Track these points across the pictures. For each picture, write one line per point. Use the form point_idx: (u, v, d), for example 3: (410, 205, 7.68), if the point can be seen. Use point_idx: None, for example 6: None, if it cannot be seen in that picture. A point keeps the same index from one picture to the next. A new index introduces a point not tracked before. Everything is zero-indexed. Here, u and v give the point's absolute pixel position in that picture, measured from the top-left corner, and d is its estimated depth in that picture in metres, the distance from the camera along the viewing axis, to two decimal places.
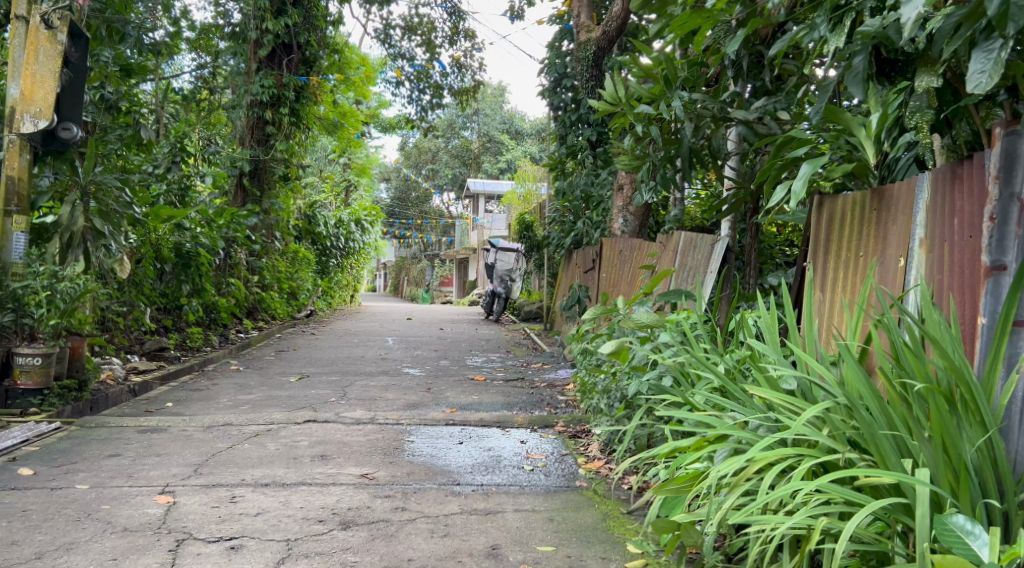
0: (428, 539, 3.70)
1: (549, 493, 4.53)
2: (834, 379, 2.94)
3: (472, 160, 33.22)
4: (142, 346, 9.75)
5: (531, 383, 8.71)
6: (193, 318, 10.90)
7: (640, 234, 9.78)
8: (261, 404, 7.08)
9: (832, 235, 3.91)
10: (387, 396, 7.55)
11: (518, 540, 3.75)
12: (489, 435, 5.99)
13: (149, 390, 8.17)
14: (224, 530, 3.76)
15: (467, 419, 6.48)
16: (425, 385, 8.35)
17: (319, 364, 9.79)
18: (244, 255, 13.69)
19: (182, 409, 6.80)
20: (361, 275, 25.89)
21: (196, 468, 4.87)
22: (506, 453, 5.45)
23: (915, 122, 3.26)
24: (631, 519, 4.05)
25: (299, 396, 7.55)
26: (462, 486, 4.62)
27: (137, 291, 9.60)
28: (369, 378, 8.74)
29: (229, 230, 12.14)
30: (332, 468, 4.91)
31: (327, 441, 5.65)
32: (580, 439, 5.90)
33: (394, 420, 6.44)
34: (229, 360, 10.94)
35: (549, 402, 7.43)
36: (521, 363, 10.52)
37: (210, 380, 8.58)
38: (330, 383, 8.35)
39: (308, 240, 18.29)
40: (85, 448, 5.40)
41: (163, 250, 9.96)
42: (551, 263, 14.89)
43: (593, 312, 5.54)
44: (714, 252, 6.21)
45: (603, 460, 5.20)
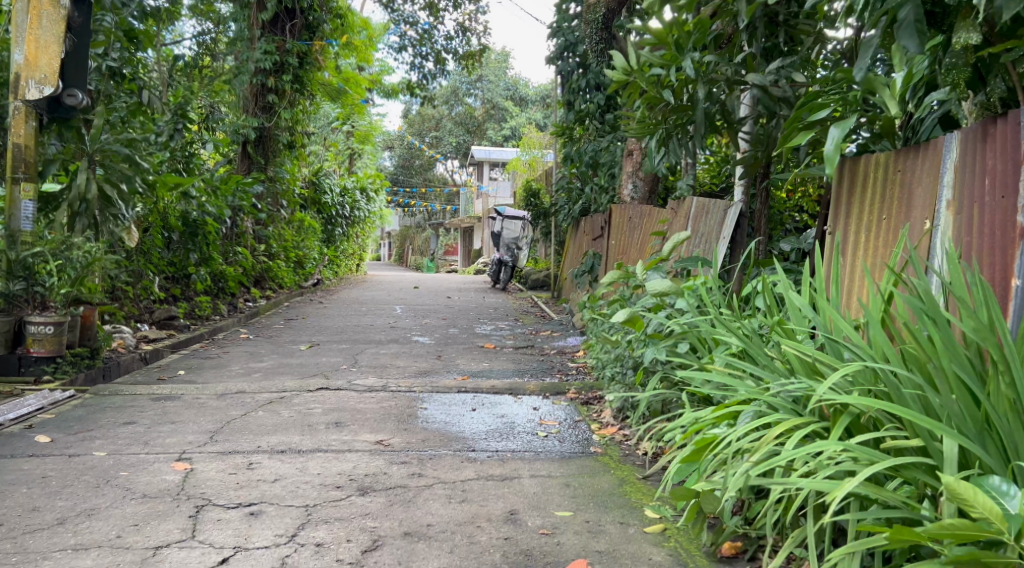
0: (446, 505, 3.71)
1: (564, 459, 4.53)
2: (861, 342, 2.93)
3: (476, 127, 33.66)
4: (152, 315, 9.76)
5: (541, 350, 8.73)
6: (201, 286, 10.91)
7: (650, 200, 9.77)
8: (273, 372, 7.10)
9: (854, 198, 3.89)
10: (398, 364, 7.57)
11: (536, 505, 3.76)
12: (502, 402, 6.00)
13: (160, 358, 8.20)
14: (243, 496, 3.77)
15: (479, 386, 6.49)
16: (435, 353, 8.37)
17: (328, 332, 9.82)
18: (250, 224, 13.68)
19: (194, 377, 6.82)
20: (366, 243, 25.91)
21: (212, 435, 4.89)
22: (519, 420, 5.46)
23: (953, 80, 3.23)
24: (648, 484, 4.05)
25: (310, 364, 7.57)
26: (477, 452, 4.63)
27: (145, 260, 9.61)
28: (378, 346, 8.76)
29: (233, 198, 12.12)
30: (347, 435, 4.92)
31: (340, 408, 5.67)
32: (592, 406, 5.91)
33: (406, 387, 6.46)
34: (238, 328, 10.97)
35: (560, 369, 7.45)
36: (529, 330, 10.53)
37: (221, 348, 8.61)
38: (340, 351, 8.37)
39: (313, 209, 18.26)
40: (100, 415, 5.42)
41: (170, 219, 9.98)
42: (558, 230, 14.87)
43: (610, 278, 5.55)
44: (727, 217, 6.20)
45: (617, 426, 5.20)
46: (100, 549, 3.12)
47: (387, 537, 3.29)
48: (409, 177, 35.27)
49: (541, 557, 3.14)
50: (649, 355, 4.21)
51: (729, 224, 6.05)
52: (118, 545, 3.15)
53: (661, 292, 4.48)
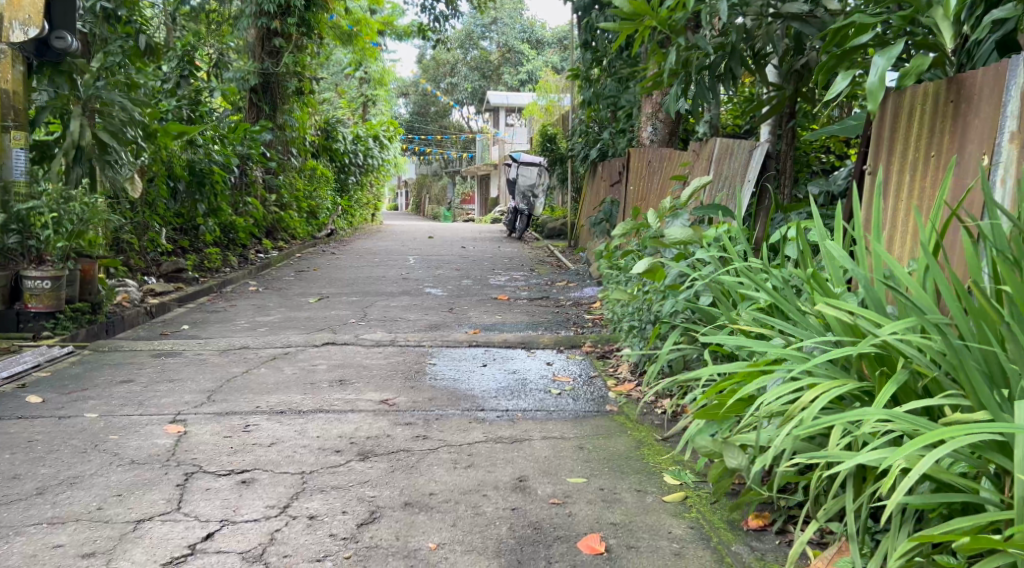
0: (451, 471, 3.48)
1: (578, 419, 4.28)
2: (912, 293, 2.63)
3: (492, 72, 33.12)
4: (159, 268, 9.55)
5: (556, 302, 8.46)
6: (210, 238, 10.69)
7: (671, 143, 9.41)
8: (279, 327, 6.88)
9: (899, 131, 3.55)
10: (408, 317, 7.33)
11: (547, 470, 3.51)
12: (515, 357, 5.75)
13: (166, 312, 8.00)
14: (236, 462, 3.55)
15: (491, 340, 6.25)
16: (447, 305, 8.12)
17: (339, 284, 9.59)
18: (260, 173, 13.40)
19: (198, 332, 6.61)
20: (382, 192, 25.62)
21: (209, 395, 4.67)
22: (532, 376, 5.22)
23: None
24: (666, 446, 3.81)
25: (318, 317, 7.34)
26: (487, 412, 4.39)
27: (150, 211, 9.41)
28: (389, 298, 8.51)
29: (240, 145, 11.88)
30: (351, 394, 4.69)
31: (346, 365, 5.44)
32: (609, 359, 5.65)
33: (416, 342, 6.22)
34: (248, 280, 10.76)
35: (576, 321, 7.19)
36: (545, 280, 10.26)
37: (228, 301, 8.40)
38: (349, 303, 8.14)
39: (325, 157, 17.95)
40: (96, 374, 5.21)
41: (175, 168, 9.73)
42: (575, 177, 14.48)
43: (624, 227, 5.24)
44: (753, 159, 5.96)
45: (635, 382, 4.94)
46: (77, 522, 2.91)
47: (386, 508, 3.06)
48: (424, 124, 34.89)
49: (552, 530, 2.90)
50: (668, 310, 3.90)
51: (754, 166, 5.84)
52: (97, 518, 2.94)
53: (681, 238, 4.15)
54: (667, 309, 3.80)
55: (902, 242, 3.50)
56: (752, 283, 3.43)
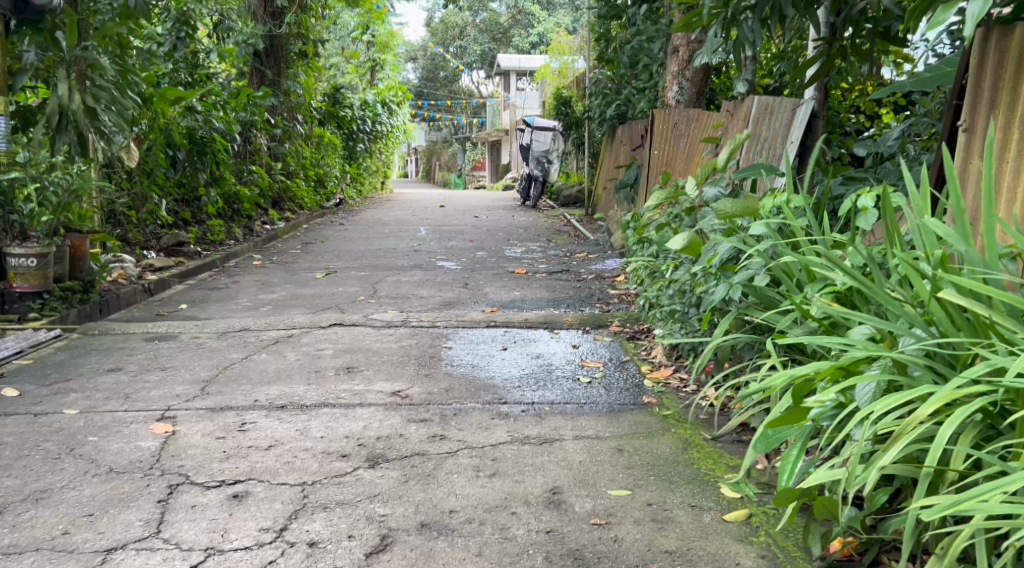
0: (473, 481, 3.04)
1: (613, 414, 3.83)
2: None
3: (502, 34, 32.58)
4: (159, 241, 9.11)
5: (577, 275, 7.98)
6: (213, 209, 10.22)
7: (698, 103, 8.91)
8: (283, 305, 6.44)
9: (1004, 78, 3.12)
10: (421, 294, 6.87)
11: (584, 479, 3.06)
12: (538, 339, 5.29)
13: (166, 288, 7.57)
14: (228, 471, 3.12)
15: (510, 320, 5.79)
16: (462, 280, 7.66)
17: (347, 257, 9.13)
18: (264, 140, 12.93)
19: (196, 312, 6.16)
20: (392, 159, 25.12)
21: (203, 386, 4.23)
22: (557, 361, 4.77)
23: None
24: (718, 448, 3.36)
25: (325, 295, 6.89)
26: (511, 405, 3.94)
27: (149, 182, 8.96)
28: (400, 273, 8.06)
29: (243, 112, 11.43)
30: (360, 384, 4.25)
31: (354, 349, 5.00)
32: (641, 342, 5.19)
33: (430, 322, 5.76)
34: (252, 252, 10.31)
35: (600, 297, 6.72)
36: (563, 251, 9.79)
37: (230, 276, 7.95)
38: (358, 278, 7.68)
39: (333, 124, 17.45)
40: (83, 361, 4.77)
41: (174, 135, 9.24)
42: (591, 141, 13.95)
43: (660, 196, 4.84)
44: (796, 118, 5.69)
45: (672, 369, 4.48)
46: (38, 554, 2.49)
47: (398, 531, 2.63)
48: (434, 90, 34.45)
49: (595, 562, 2.47)
50: (720, 292, 3.45)
51: (800, 125, 5.60)
52: (60, 547, 2.52)
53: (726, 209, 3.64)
54: (718, 292, 3.34)
55: (1009, 207, 3.07)
56: (824, 265, 3.01)
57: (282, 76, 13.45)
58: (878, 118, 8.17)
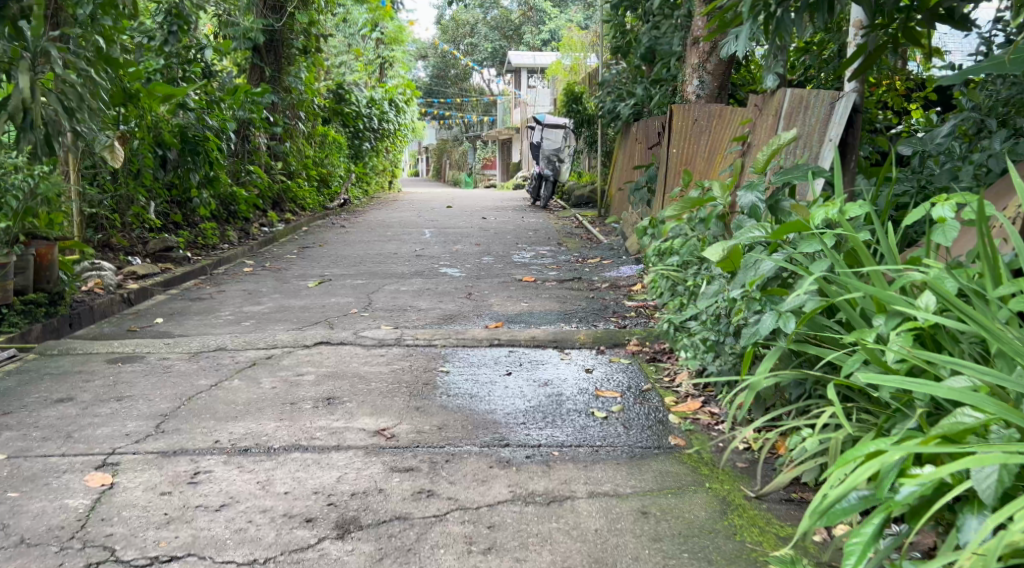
0: (464, 561, 2.47)
1: (634, 460, 3.25)
2: None
3: (513, 31, 32.03)
4: (146, 245, 8.55)
5: (590, 283, 7.38)
6: (205, 211, 9.67)
7: (720, 99, 8.34)
8: (267, 320, 5.86)
9: None
10: (420, 306, 6.30)
11: (600, 558, 2.51)
12: (547, 362, 4.70)
13: (148, 298, 7.01)
14: (164, 544, 2.55)
15: (516, 337, 5.21)
16: (465, 290, 7.08)
17: (345, 263, 8.57)
18: (263, 139, 12.38)
19: (171, 327, 5.60)
20: (400, 159, 24.56)
21: (159, 422, 3.65)
22: (568, 389, 4.20)
23: None
24: (762, 511, 2.80)
25: (316, 306, 6.32)
26: (513, 448, 3.36)
27: (135, 183, 8.43)
28: (399, 281, 7.49)
29: (240, 109, 10.91)
30: (339, 420, 3.68)
31: (338, 374, 4.43)
32: (662, 366, 4.59)
33: (426, 340, 5.19)
34: (246, 257, 9.76)
35: (615, 310, 6.13)
36: (574, 256, 9.19)
37: (217, 284, 7.39)
38: (353, 288, 7.12)
39: (337, 122, 16.88)
40: (31, 389, 4.20)
41: (164, 134, 8.69)
42: (604, 139, 13.36)
43: (681, 202, 4.28)
44: (835, 114, 5.16)
45: (700, 401, 3.90)
46: None
47: None
48: (444, 88, 33.95)
49: None
50: (766, 322, 2.88)
51: (840, 121, 5.06)
52: None
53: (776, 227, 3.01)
54: (762, 325, 2.82)
55: None
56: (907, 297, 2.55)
57: (283, 72, 12.92)
58: (910, 114, 7.61)
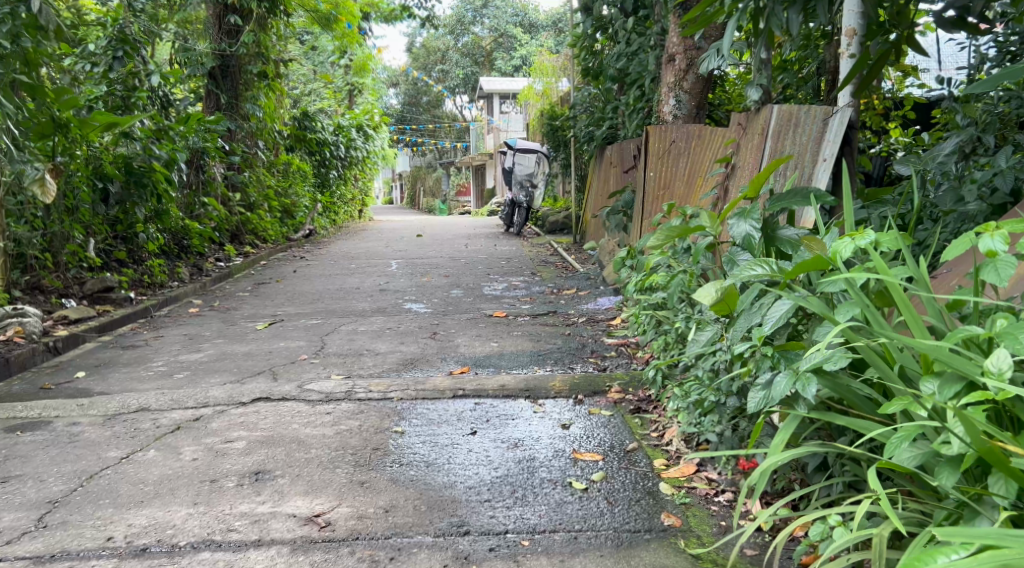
0: None
1: (622, 552, 2.66)
2: None
3: (484, 57, 31.70)
4: (83, 286, 7.86)
5: (566, 318, 6.79)
6: (153, 246, 8.90)
7: (698, 118, 7.83)
8: (204, 371, 5.21)
9: None
10: (378, 350, 5.67)
11: None
12: (517, 416, 4.07)
13: (77, 346, 6.32)
14: None
15: (483, 386, 4.59)
16: (430, 328, 6.46)
17: (301, 301, 7.93)
18: (220, 169, 11.71)
19: (92, 382, 4.93)
20: (371, 186, 23.93)
21: (42, 515, 3.00)
22: (542, 450, 3.58)
23: None
24: None
25: (262, 353, 5.67)
26: (474, 540, 2.75)
27: (71, 219, 7.71)
28: (358, 320, 6.85)
29: (194, 138, 10.22)
30: (265, 504, 3.05)
31: (273, 441, 3.78)
32: (649, 418, 3.99)
33: (381, 392, 4.56)
34: (197, 296, 9.08)
35: (593, 348, 5.53)
36: (549, 287, 8.61)
37: (156, 329, 6.70)
38: (306, 330, 6.47)
39: (301, 149, 16.25)
40: None
41: (104, 166, 8.03)
42: (578, 163, 12.86)
43: (661, 233, 3.77)
44: (830, 130, 4.70)
45: (696, 464, 3.29)
46: None
47: None
48: (416, 114, 33.41)
49: None
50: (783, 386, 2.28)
51: (836, 139, 4.63)
52: None
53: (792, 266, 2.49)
54: (777, 390, 2.28)
55: None
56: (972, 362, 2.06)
57: (240, 99, 12.29)
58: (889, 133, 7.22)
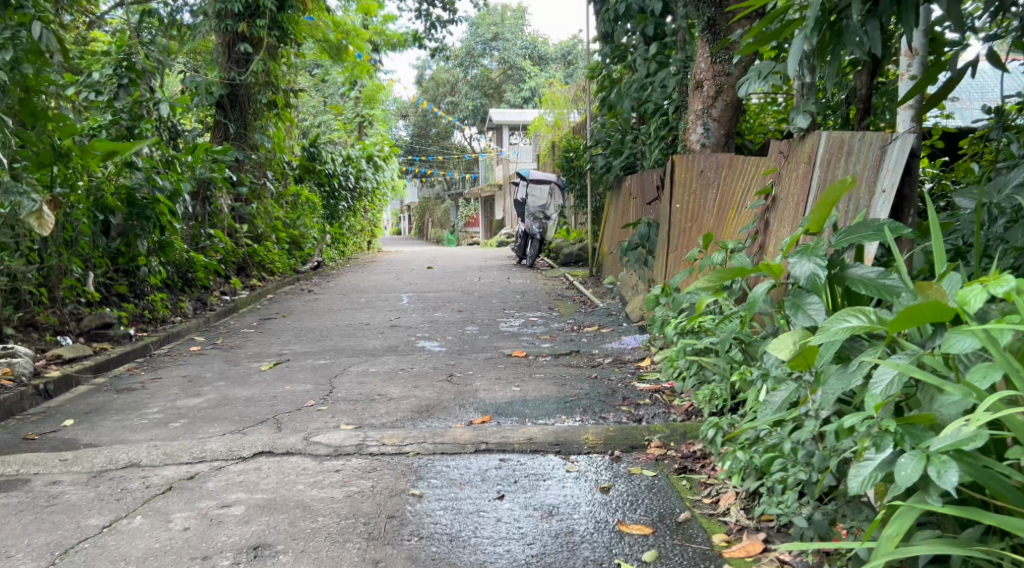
0: None
1: None
2: None
3: (494, 90, 31.58)
4: (81, 322, 7.48)
5: (591, 358, 6.37)
6: (155, 281, 8.41)
7: (727, 147, 7.44)
8: (201, 419, 4.77)
9: None
10: (391, 394, 5.25)
11: None
12: (550, 477, 3.66)
13: (70, 389, 5.91)
14: None
15: (509, 439, 4.16)
16: (446, 370, 6.04)
17: (309, 338, 7.52)
18: (226, 200, 11.35)
19: (80, 432, 4.51)
20: (379, 218, 23.58)
21: None
22: (581, 520, 3.16)
23: None
24: None
25: (266, 398, 5.25)
26: None
27: (70, 252, 7.28)
28: (369, 360, 6.43)
29: (200, 168, 9.86)
30: None
31: (275, 506, 3.36)
32: (698, 479, 3.57)
33: (394, 446, 4.11)
34: (200, 332, 8.70)
35: (624, 394, 5.09)
36: (569, 323, 8.19)
37: (155, 370, 6.29)
38: (313, 371, 6.05)
39: (311, 181, 15.91)
40: None
41: (106, 198, 7.66)
42: (594, 195, 12.49)
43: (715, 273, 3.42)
44: (887, 158, 4.32)
45: (764, 543, 2.91)
46: None
47: None
48: (426, 146, 33.26)
49: None
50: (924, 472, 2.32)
51: (895, 168, 4.23)
52: None
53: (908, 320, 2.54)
54: (908, 471, 2.34)
55: None
56: None
57: (249, 128, 11.95)
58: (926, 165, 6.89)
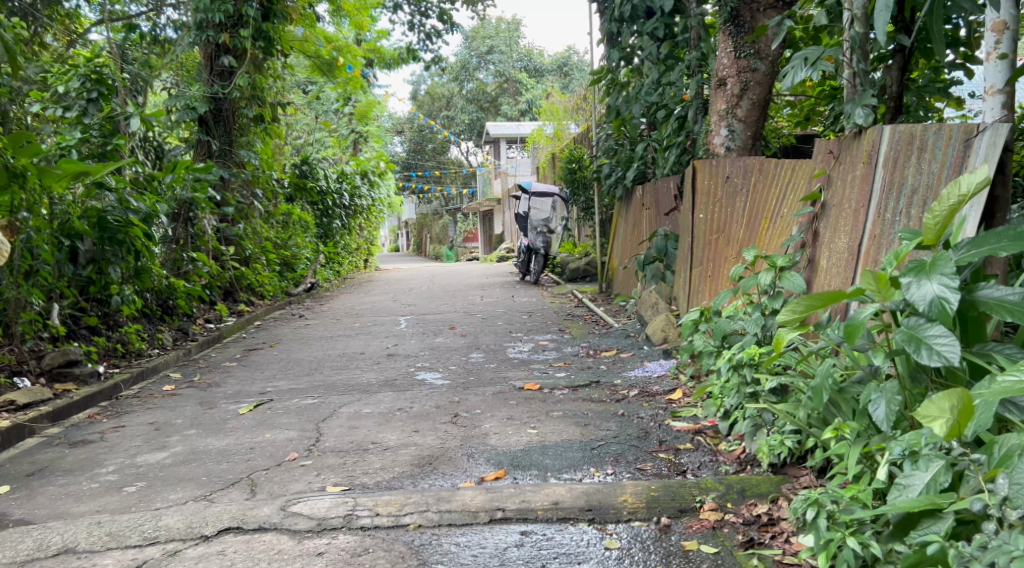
0: None
1: None
2: None
3: (490, 103, 30.95)
4: (42, 360, 6.65)
5: (613, 390, 5.62)
6: (130, 311, 7.52)
7: (754, 150, 6.72)
8: (162, 481, 4.01)
9: None
10: (386, 443, 4.49)
11: None
12: (585, 560, 3.04)
13: (20, 442, 5.14)
14: None
15: (531, 503, 3.40)
16: (451, 408, 5.28)
17: (296, 372, 6.76)
18: (211, 221, 10.57)
19: (14, 504, 3.76)
20: (376, 235, 22.75)
21: None
22: None
23: None
24: None
25: (239, 450, 4.48)
26: None
27: (30, 283, 6.45)
28: (362, 398, 5.66)
29: (181, 190, 8.96)
30: None
31: None
32: (773, 557, 3.03)
33: (391, 516, 3.36)
34: (179, 366, 7.94)
35: (660, 436, 4.36)
36: (584, 348, 7.44)
37: (119, 416, 5.53)
38: (298, 413, 5.28)
39: (303, 199, 15.12)
40: None
41: (72, 223, 6.80)
42: (601, 208, 11.75)
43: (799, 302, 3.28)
44: (971, 153, 3.71)
45: None
46: None
47: None
48: (422, 161, 32.40)
49: None
50: None
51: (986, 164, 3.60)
52: None
53: None
54: None
55: None
56: None
57: (234, 145, 11.13)
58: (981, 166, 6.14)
